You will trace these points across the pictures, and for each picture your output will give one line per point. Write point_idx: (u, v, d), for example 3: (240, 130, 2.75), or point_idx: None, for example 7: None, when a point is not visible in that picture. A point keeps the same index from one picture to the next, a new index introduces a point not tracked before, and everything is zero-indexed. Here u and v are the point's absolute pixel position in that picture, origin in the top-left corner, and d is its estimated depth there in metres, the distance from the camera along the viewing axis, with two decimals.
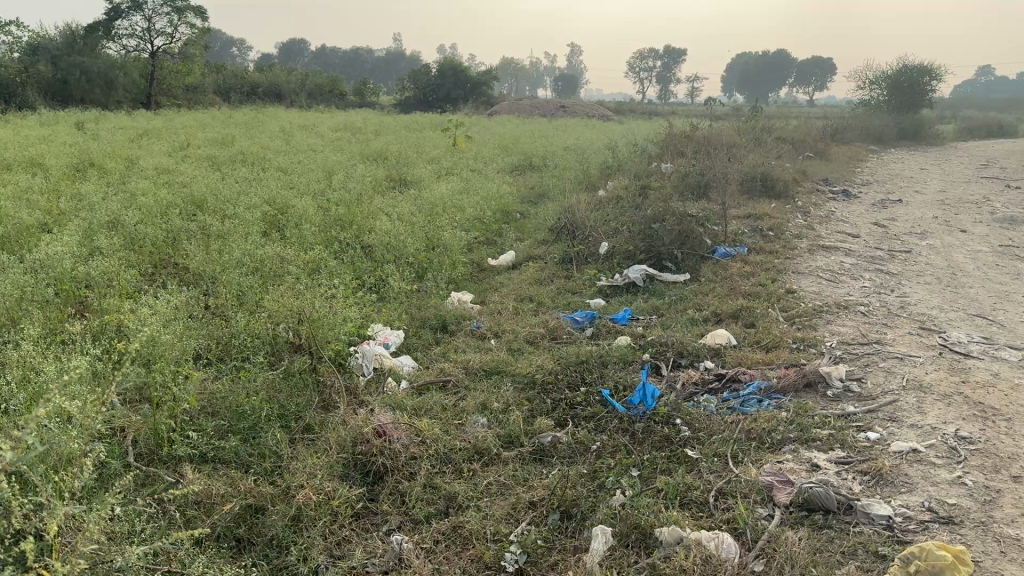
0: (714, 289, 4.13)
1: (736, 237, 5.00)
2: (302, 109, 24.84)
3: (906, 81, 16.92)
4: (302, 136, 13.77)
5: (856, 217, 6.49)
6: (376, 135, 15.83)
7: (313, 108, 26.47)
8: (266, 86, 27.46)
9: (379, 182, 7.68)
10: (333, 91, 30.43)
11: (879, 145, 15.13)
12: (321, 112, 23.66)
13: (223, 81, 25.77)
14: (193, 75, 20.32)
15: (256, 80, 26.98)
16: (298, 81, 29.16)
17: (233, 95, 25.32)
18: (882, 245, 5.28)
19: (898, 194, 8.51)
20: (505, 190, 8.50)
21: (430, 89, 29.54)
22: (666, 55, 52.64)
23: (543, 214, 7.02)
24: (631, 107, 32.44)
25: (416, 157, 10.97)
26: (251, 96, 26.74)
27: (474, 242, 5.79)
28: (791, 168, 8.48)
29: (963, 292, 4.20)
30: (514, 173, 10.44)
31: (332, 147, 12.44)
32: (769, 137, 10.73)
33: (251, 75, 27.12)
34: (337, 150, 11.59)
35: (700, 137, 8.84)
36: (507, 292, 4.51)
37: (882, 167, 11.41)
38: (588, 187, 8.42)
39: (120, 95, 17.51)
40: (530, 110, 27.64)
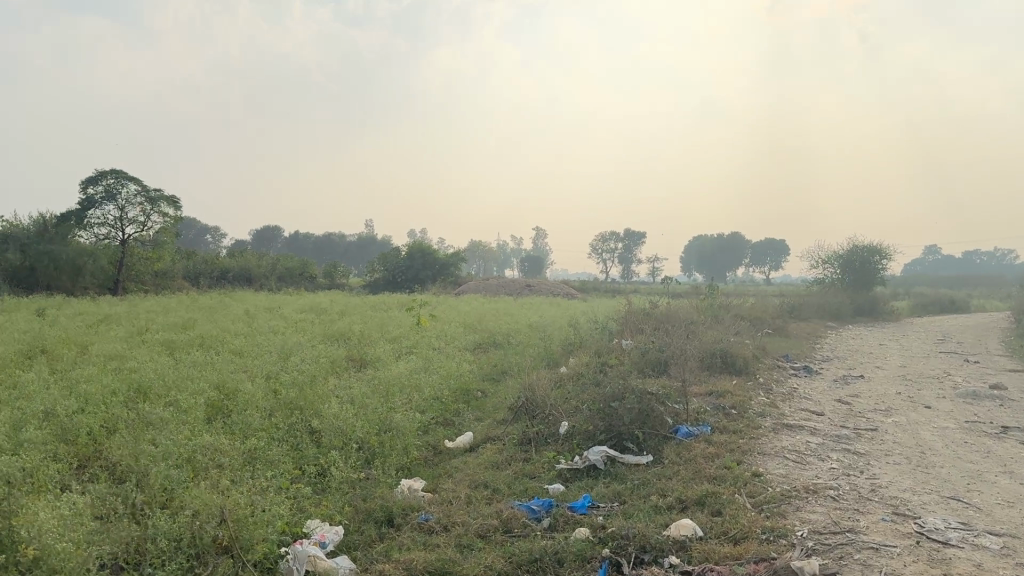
0: (678, 471, 3.93)
1: (699, 415, 4.85)
2: (271, 292, 25.00)
3: (857, 261, 17.66)
4: (266, 319, 13.71)
5: (820, 394, 6.42)
6: (341, 315, 15.85)
7: (282, 290, 26.66)
8: (236, 270, 27.75)
9: (337, 363, 7.51)
10: (303, 274, 30.85)
11: (837, 321, 15.45)
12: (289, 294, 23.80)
13: (192, 266, 26.01)
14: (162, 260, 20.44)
15: (226, 264, 27.28)
16: (268, 265, 29.58)
17: (202, 279, 25.47)
18: (847, 422, 5.18)
19: (860, 370, 8.54)
20: (466, 368, 8.36)
21: (399, 272, 30.05)
22: (627, 238, 54.75)
23: (503, 393, 6.85)
24: (596, 287, 33.24)
25: (379, 337, 10.88)
26: (219, 281, 26.92)
27: (431, 423, 5.57)
28: (752, 345, 8.51)
29: (934, 471, 4.05)
30: (476, 351, 10.35)
31: (295, 328, 12.35)
32: (730, 315, 10.88)
33: (220, 260, 27.44)
34: (299, 331, 11.46)
35: (660, 314, 8.90)
36: (461, 478, 4.25)
37: (842, 343, 11.57)
38: (550, 365, 8.32)
39: (86, 281, 17.45)
40: (497, 290, 28.15)
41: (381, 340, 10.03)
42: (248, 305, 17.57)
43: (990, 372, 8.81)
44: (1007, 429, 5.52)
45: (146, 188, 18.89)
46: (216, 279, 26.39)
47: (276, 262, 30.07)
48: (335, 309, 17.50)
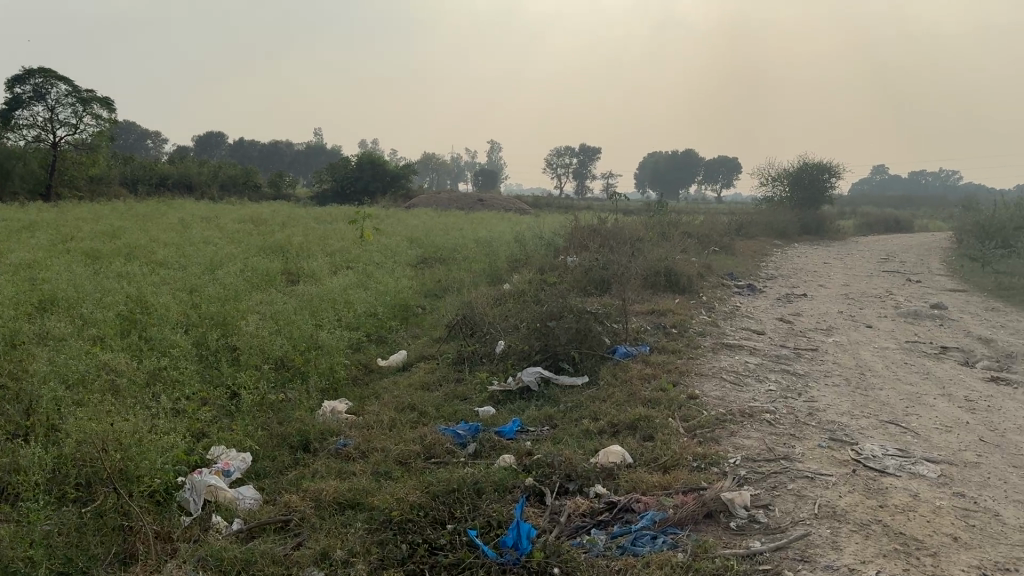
0: (613, 394, 3.76)
1: (638, 335, 4.69)
2: (213, 201, 24.14)
3: (806, 179, 17.66)
4: (203, 229, 13.15)
5: (762, 313, 6.34)
6: (284, 227, 15.34)
7: (225, 200, 25.78)
8: (178, 177, 26.67)
9: (270, 277, 7.17)
10: (248, 183, 29.88)
11: (783, 240, 15.48)
12: (233, 204, 23.02)
13: (130, 173, 24.89)
14: (97, 166, 19.48)
15: (166, 171, 26.21)
16: (210, 173, 28.52)
17: (140, 186, 24.46)
18: (788, 342, 5.09)
19: (803, 289, 8.51)
20: (407, 283, 8.09)
21: (347, 183, 29.29)
22: (581, 153, 54.21)
23: (443, 309, 6.63)
24: (548, 202, 32.95)
25: (319, 249, 10.52)
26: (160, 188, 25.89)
27: (362, 341, 5.34)
28: (697, 263, 8.39)
29: (872, 394, 3.97)
30: (419, 266, 10.06)
31: (232, 239, 11.87)
32: (677, 233, 10.75)
33: (159, 166, 26.34)
34: (235, 243, 10.99)
35: (606, 230, 8.70)
36: (389, 399, 4.05)
37: (788, 261, 11.59)
38: (493, 281, 8.09)
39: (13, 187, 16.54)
40: (448, 202, 27.70)
41: (320, 254, 9.66)
42: (186, 215, 16.88)
43: (930, 292, 8.87)
44: (945, 350, 5.50)
45: (78, 89, 17.80)
46: (156, 187, 25.36)
47: (219, 171, 29.01)
48: (278, 220, 16.94)
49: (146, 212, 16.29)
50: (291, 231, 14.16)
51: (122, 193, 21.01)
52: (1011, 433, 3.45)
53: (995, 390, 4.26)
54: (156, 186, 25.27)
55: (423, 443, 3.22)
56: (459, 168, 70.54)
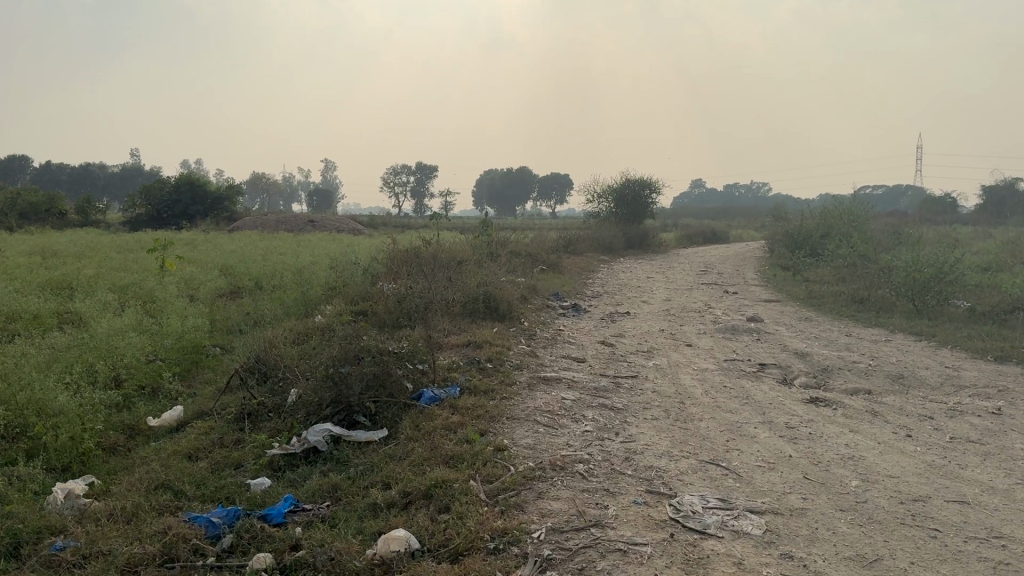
0: (411, 450, 3.24)
1: (448, 373, 4.20)
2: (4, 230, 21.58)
3: (630, 194, 18.02)
4: None
5: (584, 336, 6.05)
6: (78, 258, 13.80)
7: (20, 228, 23.17)
8: None
9: (32, 325, 6.17)
10: (49, 209, 27.10)
11: (611, 255, 15.64)
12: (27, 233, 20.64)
13: None
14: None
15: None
16: (3, 198, 25.62)
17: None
18: (608, 369, 4.78)
19: (627, 306, 8.40)
20: (202, 321, 7.25)
21: (165, 206, 27.21)
22: (416, 171, 53.72)
23: (237, 348, 5.90)
24: (382, 219, 32.15)
25: (109, 284, 9.37)
26: None
27: (126, 401, 4.58)
28: (521, 284, 8.06)
29: (693, 426, 3.69)
30: (225, 301, 9.17)
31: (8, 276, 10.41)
32: (503, 252, 10.45)
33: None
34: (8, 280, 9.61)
35: (425, 251, 8.20)
36: (142, 475, 3.37)
37: (613, 277, 11.58)
38: (303, 314, 7.40)
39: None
40: (276, 224, 26.36)
41: (106, 289, 8.56)
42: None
43: (747, 303, 9.02)
44: (763, 367, 5.41)
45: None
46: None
47: (15, 196, 26.19)
48: (74, 251, 15.26)
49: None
50: (83, 264, 12.69)
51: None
52: (832, 467, 3.25)
53: (813, 413, 4.12)
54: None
55: (163, 540, 2.56)
56: (291, 188, 68.09)
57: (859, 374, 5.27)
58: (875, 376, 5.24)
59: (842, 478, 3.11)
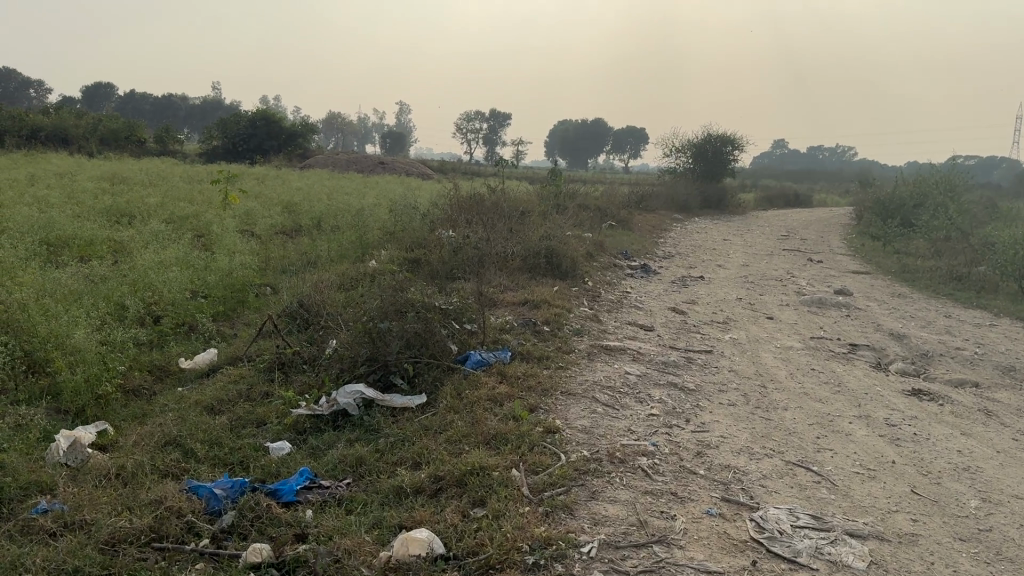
0: (450, 422, 2.83)
1: (500, 335, 3.78)
2: (85, 156, 21.91)
3: (710, 150, 17.19)
4: (48, 190, 11.58)
5: (653, 300, 5.55)
6: (148, 187, 13.81)
7: (99, 154, 23.52)
8: (51, 129, 24.19)
9: (78, 254, 5.99)
10: (130, 138, 27.49)
11: (685, 214, 14.94)
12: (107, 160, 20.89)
13: None
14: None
15: (38, 122, 23.79)
16: (87, 125, 26.08)
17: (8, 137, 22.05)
18: (679, 341, 4.30)
19: (701, 269, 7.83)
20: (254, 259, 7.01)
21: (241, 139, 27.34)
22: (490, 118, 53.11)
23: (282, 288, 5.60)
24: (453, 165, 31.76)
25: (170, 215, 9.23)
26: (31, 139, 23.35)
27: (157, 342, 4.30)
28: (588, 239, 7.57)
29: (776, 418, 3.19)
30: (283, 240, 8.93)
31: (75, 201, 10.39)
32: (572, 205, 9.93)
33: (30, 115, 23.95)
34: (72, 205, 9.56)
35: (489, 198, 7.76)
36: (155, 427, 3.05)
37: (686, 237, 10.96)
38: (358, 258, 7.08)
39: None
40: (347, 163, 26.23)
41: (165, 221, 8.40)
42: (39, 172, 15.11)
43: (831, 274, 8.35)
44: (852, 348, 4.84)
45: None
46: (25, 138, 22.99)
47: (97, 123, 26.67)
48: (145, 179, 15.34)
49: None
50: (150, 193, 12.67)
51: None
52: (945, 480, 2.73)
53: (916, 408, 3.58)
54: (26, 137, 22.86)
55: (156, 512, 2.22)
56: (365, 129, 68.14)
57: (964, 363, 4.67)
58: (983, 366, 4.62)
59: (959, 496, 2.59)
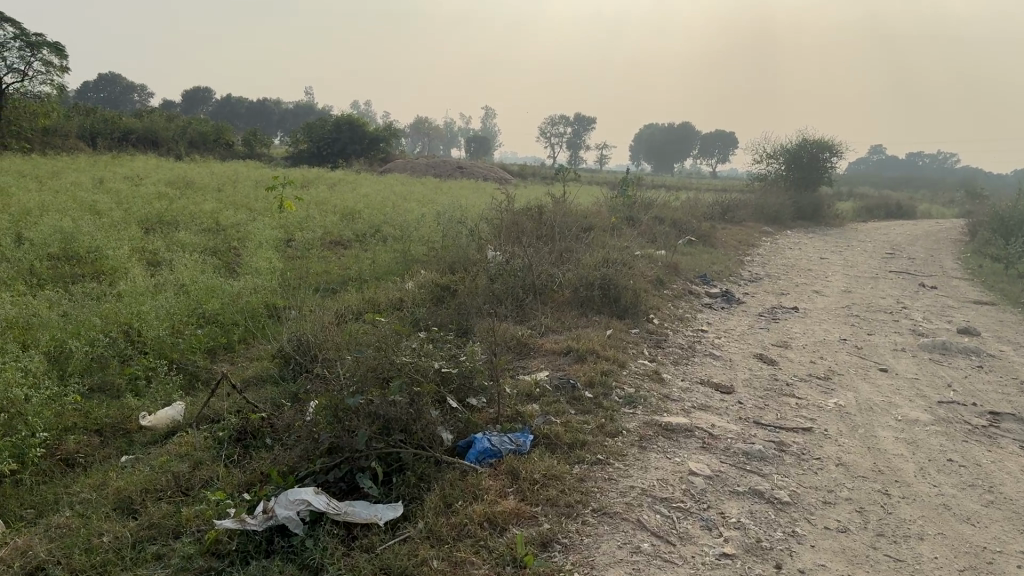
0: (419, 563, 1.93)
1: (524, 407, 2.85)
2: (170, 159, 21.98)
3: (805, 156, 15.84)
4: (111, 196, 11.30)
5: (734, 343, 4.54)
6: (217, 193, 13.47)
7: (184, 157, 23.64)
8: (142, 132, 24.48)
9: (86, 277, 5.40)
10: (218, 142, 27.71)
11: (777, 226, 13.71)
12: (190, 163, 20.89)
13: (88, 124, 22.56)
14: (47, 117, 18.11)
15: (129, 125, 24.08)
16: (177, 128, 26.37)
17: (99, 139, 22.36)
18: (765, 414, 3.28)
19: (794, 298, 6.75)
20: (284, 278, 6.31)
21: (325, 144, 27.21)
22: (574, 123, 52.15)
23: (297, 316, 4.84)
24: (533, 169, 30.91)
25: (218, 227, 8.70)
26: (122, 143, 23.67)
27: (120, 396, 3.59)
28: (661, 261, 6.59)
29: (913, 562, 2.16)
30: (333, 253, 8.25)
31: (128, 208, 9.97)
32: (649, 218, 8.96)
33: (122, 118, 24.29)
34: (119, 212, 9.12)
35: (550, 211, 6.85)
36: (39, 536, 2.26)
37: (777, 254, 9.82)
38: (399, 279, 6.27)
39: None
40: (425, 167, 25.72)
41: (206, 232, 7.85)
42: (113, 176, 14.98)
43: (950, 306, 7.12)
44: (995, 420, 3.72)
45: (26, 32, 16.55)
46: (117, 141, 23.31)
47: (186, 126, 26.96)
48: (217, 185, 15.04)
49: (62, 173, 14.37)
50: (214, 199, 12.27)
51: (81, 149, 19.37)
52: None
53: None
54: (117, 139, 23.18)
55: None
56: (450, 132, 68.12)
57: None
58: None
59: None
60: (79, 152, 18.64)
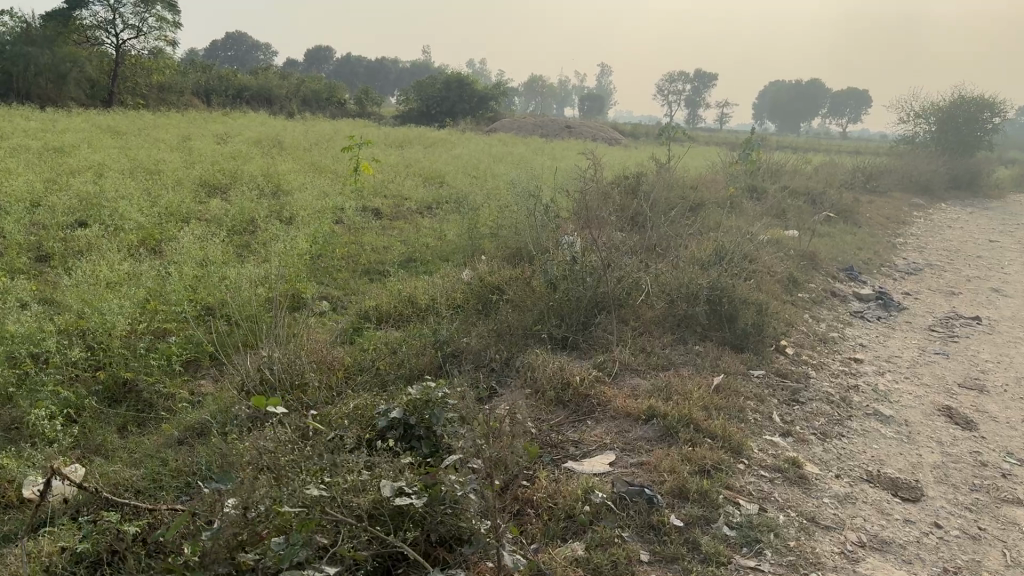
0: None
1: (557, 558, 1.60)
2: (279, 116, 21.54)
3: (961, 116, 13.63)
4: (194, 156, 10.64)
5: (906, 388, 3.14)
6: (309, 152, 12.69)
7: (294, 114, 23.17)
8: (256, 89, 24.18)
9: (86, 255, 4.52)
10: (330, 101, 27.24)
11: (928, 197, 11.77)
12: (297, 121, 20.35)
13: (203, 82, 22.43)
14: (161, 74, 17.83)
15: (243, 82, 23.80)
16: (291, 86, 26.01)
17: (213, 96, 22.14)
18: (985, 559, 1.89)
19: (967, 301, 5.19)
20: (322, 264, 5.28)
21: (433, 102, 26.25)
22: (695, 79, 49.38)
23: (311, 317, 3.77)
24: (649, 128, 29.03)
25: (287, 191, 7.81)
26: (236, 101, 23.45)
27: (20, 443, 2.61)
28: (794, 252, 5.17)
29: None
30: (404, 224, 7.17)
31: (202, 168, 9.23)
32: (779, 190, 7.45)
33: (237, 76, 24.05)
34: (189, 173, 8.36)
35: (652, 182, 5.50)
36: None
37: (936, 235, 8.11)
38: (459, 266, 5.11)
39: (43, 89, 14.57)
40: (534, 126, 24.39)
41: (264, 201, 6.92)
42: (214, 133, 14.47)
43: None
44: None
45: None
46: (231, 98, 23.05)
47: (300, 84, 26.61)
48: (313, 144, 14.29)
49: (162, 130, 13.92)
50: (302, 158, 11.47)
51: (195, 102, 19.11)
52: None
53: None
54: (231, 97, 22.95)
55: None
56: (565, 90, 66.13)
57: None
58: None
59: None
60: (190, 107, 18.33)
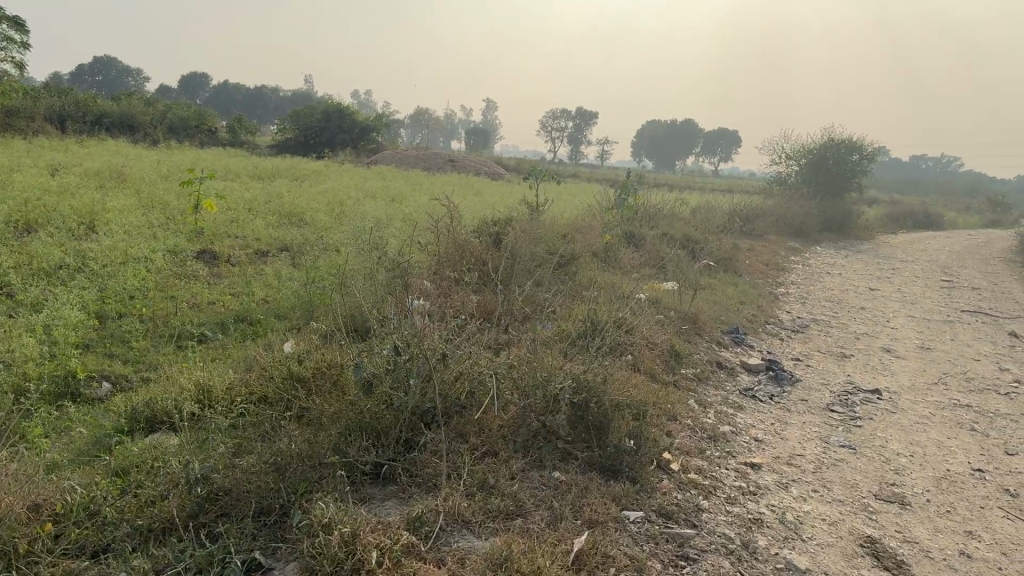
0: None
1: None
2: (141, 145, 19.75)
3: (830, 158, 13.77)
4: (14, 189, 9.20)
5: (816, 510, 2.49)
6: (159, 185, 11.38)
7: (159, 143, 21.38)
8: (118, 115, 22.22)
9: None
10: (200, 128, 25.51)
11: (803, 239, 11.70)
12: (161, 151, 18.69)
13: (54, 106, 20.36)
14: (6, 96, 15.89)
15: (105, 107, 21.73)
16: (158, 112, 24.13)
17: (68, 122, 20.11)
18: None
19: (859, 365, 4.71)
20: (115, 332, 4.30)
21: (311, 132, 25.01)
22: (577, 116, 49.99)
23: (52, 428, 2.82)
24: (532, 164, 28.78)
25: (107, 234, 6.65)
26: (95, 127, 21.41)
27: None
28: (675, 314, 4.57)
29: None
30: (242, 272, 6.18)
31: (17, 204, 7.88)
32: (658, 238, 6.94)
33: (96, 100, 22.01)
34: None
35: (517, 233, 4.79)
36: None
37: (816, 282, 7.81)
38: (285, 335, 4.23)
39: None
40: (415, 158, 23.59)
41: (72, 248, 5.77)
42: (54, 163, 12.83)
43: None
44: None
45: None
46: (91, 124, 20.98)
47: (166, 111, 24.77)
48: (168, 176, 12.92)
49: None
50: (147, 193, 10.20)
51: (42, 128, 17.20)
52: None
53: None
54: (91, 123, 20.81)
55: None
56: (450, 123, 65.86)
57: None
58: None
59: None
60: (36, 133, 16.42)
